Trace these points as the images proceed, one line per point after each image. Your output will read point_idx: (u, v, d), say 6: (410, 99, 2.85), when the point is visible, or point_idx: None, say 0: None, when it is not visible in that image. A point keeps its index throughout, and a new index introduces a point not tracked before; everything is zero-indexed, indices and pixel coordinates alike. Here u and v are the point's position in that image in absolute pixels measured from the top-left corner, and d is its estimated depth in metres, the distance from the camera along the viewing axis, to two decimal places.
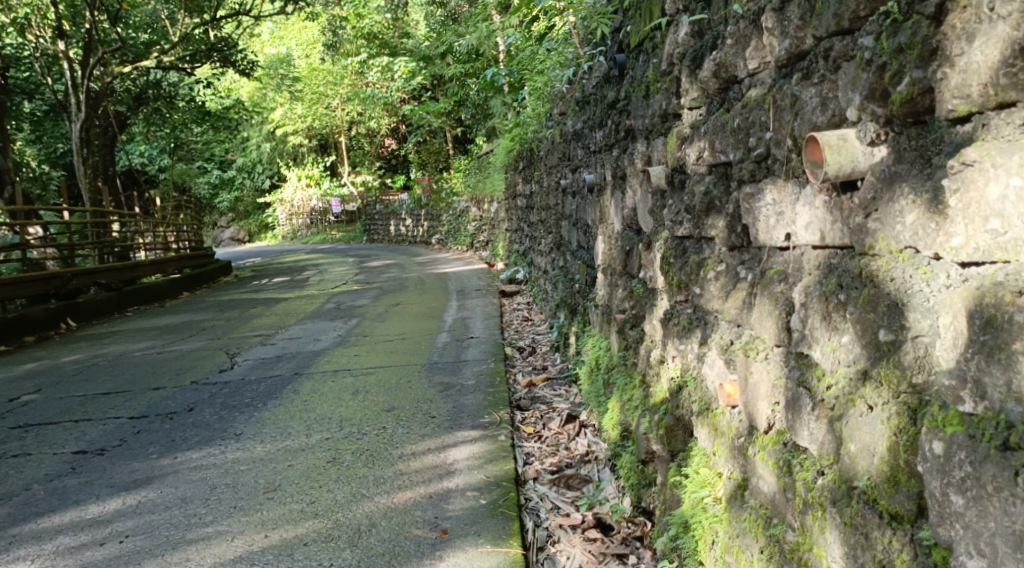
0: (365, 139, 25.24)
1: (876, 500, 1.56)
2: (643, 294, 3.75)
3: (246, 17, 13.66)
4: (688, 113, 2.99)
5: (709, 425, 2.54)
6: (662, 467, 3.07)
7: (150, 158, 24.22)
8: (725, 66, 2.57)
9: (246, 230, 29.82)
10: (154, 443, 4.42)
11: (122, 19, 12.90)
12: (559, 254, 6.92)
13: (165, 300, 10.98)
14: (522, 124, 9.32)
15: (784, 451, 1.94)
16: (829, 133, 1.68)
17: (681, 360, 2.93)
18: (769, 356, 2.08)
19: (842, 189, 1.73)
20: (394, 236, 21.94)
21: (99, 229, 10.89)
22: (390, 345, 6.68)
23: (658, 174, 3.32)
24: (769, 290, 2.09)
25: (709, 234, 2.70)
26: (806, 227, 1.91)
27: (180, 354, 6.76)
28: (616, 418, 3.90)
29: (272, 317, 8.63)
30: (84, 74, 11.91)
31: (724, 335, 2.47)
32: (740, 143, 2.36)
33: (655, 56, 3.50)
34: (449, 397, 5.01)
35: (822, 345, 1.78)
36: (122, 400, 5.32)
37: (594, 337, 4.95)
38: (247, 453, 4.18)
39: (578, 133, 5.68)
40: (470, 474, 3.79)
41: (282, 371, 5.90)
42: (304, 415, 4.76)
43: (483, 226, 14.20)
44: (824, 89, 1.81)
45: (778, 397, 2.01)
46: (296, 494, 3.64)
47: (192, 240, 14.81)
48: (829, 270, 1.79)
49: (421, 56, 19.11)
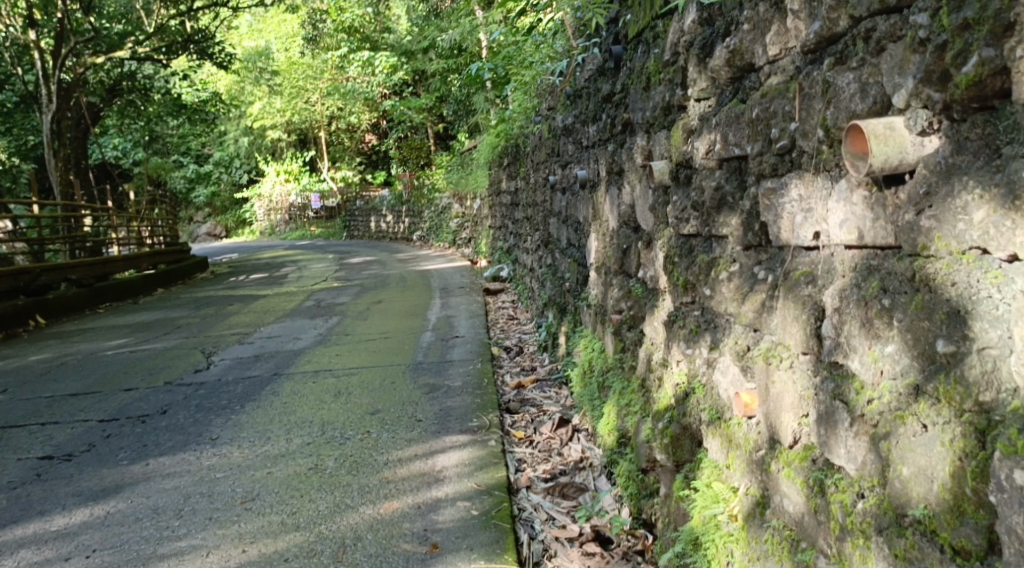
0: (345, 134, 24.96)
1: (935, 531, 1.42)
2: (643, 295, 3.59)
3: (223, 9, 13.40)
4: (696, 104, 2.82)
5: (721, 436, 2.37)
6: (667, 476, 2.91)
7: (124, 152, 23.81)
8: (740, 53, 2.40)
9: (222, 225, 29.39)
10: (124, 448, 4.21)
11: (96, 9, 12.57)
12: (547, 252, 6.75)
13: (138, 297, 10.71)
14: (507, 120, 9.14)
15: (815, 469, 1.78)
16: (874, 120, 1.51)
17: (689, 366, 2.77)
18: (795, 365, 1.92)
19: (885, 184, 1.57)
20: (375, 233, 21.67)
21: (70, 223, 10.60)
22: (372, 345, 6.48)
23: (661, 169, 3.15)
24: (795, 293, 1.93)
25: (720, 232, 2.54)
26: (840, 224, 1.74)
27: (153, 353, 6.53)
28: (613, 423, 3.73)
29: (250, 314, 8.40)
30: (55, 64, 11.61)
31: (740, 340, 2.30)
32: (759, 134, 2.19)
33: (656, 46, 3.33)
34: (436, 400, 4.83)
35: (861, 355, 1.62)
36: (91, 402, 5.10)
37: (586, 338, 4.78)
38: (223, 460, 3.98)
39: (569, 128, 5.50)
40: (461, 482, 3.62)
41: (260, 371, 5.70)
42: (284, 418, 4.57)
43: (466, 222, 14.01)
44: (863, 74, 1.65)
45: (806, 409, 1.85)
46: (276, 504, 3.46)
47: (167, 235, 14.53)
48: (868, 272, 1.63)
49: (403, 51, 18.85)
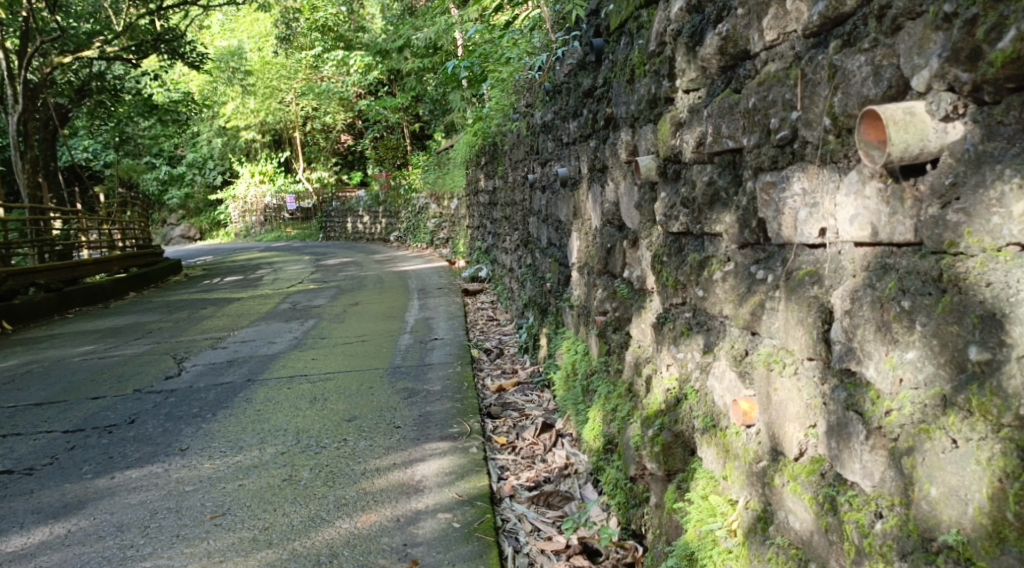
0: (321, 134, 24.63)
1: (971, 560, 1.31)
2: (630, 296, 3.44)
3: (194, 8, 13.15)
4: (685, 96, 2.69)
5: (718, 446, 2.23)
6: (657, 487, 2.76)
7: (94, 153, 23.45)
8: (733, 40, 2.27)
9: (197, 228, 28.90)
10: (88, 461, 4.03)
11: (61, 7, 12.15)
12: (527, 252, 6.62)
13: (110, 300, 10.47)
14: (483, 119, 9.01)
15: (825, 485, 1.65)
16: (892, 106, 1.40)
17: (680, 370, 2.63)
18: (800, 372, 1.78)
19: (902, 175, 1.45)
20: (352, 234, 21.46)
21: (40, 225, 10.34)
22: (349, 349, 6.31)
23: (647, 164, 3.01)
24: (799, 294, 1.79)
25: (713, 229, 2.41)
26: (849, 220, 1.61)
27: (122, 360, 6.31)
28: (600, 429, 3.58)
29: (224, 318, 8.19)
30: (21, 64, 11.32)
31: (737, 343, 2.16)
32: (755, 125, 2.05)
33: (641, 37, 3.21)
34: (415, 405, 4.67)
35: (878, 361, 1.49)
36: (56, 412, 4.91)
37: (569, 339, 4.64)
38: (192, 472, 3.81)
39: (548, 125, 5.37)
40: (442, 492, 3.47)
41: (233, 377, 5.51)
42: (256, 426, 4.39)
43: (442, 222, 13.85)
44: (876, 56, 1.52)
45: (814, 419, 1.71)
46: (247, 519, 3.29)
47: (139, 238, 14.26)
48: (883, 272, 1.50)
49: (378, 51, 18.65)
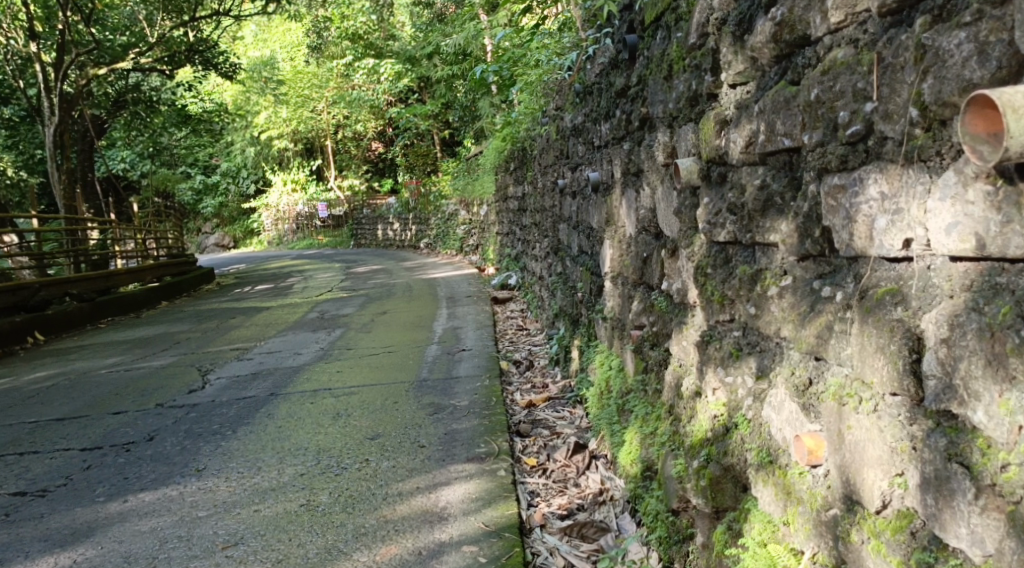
0: (352, 142, 24.83)
1: None
2: (669, 310, 3.18)
3: (227, 17, 13.02)
4: (731, 90, 2.43)
5: (777, 485, 1.96)
6: (703, 523, 2.49)
7: (131, 164, 23.54)
8: (790, 25, 2.01)
9: (231, 236, 28.73)
10: (103, 481, 3.83)
11: (97, 20, 12.26)
12: (557, 260, 6.35)
13: (142, 310, 10.35)
14: (513, 123, 8.77)
15: (917, 547, 1.43)
16: (1008, 90, 1.19)
17: (729, 396, 2.36)
18: (879, 409, 1.52)
19: (1020, 175, 1.25)
20: (383, 241, 21.32)
21: (75, 236, 10.22)
22: (375, 360, 6.07)
23: (689, 167, 2.75)
24: (877, 316, 1.53)
25: (766, 238, 2.15)
26: (945, 230, 1.37)
27: (149, 372, 6.12)
28: (636, 454, 3.31)
29: (252, 328, 8.01)
30: (57, 77, 11.17)
31: (798, 370, 1.88)
32: (818, 120, 1.77)
33: (679, 30, 2.95)
34: (441, 422, 4.42)
35: (990, 404, 1.28)
36: (76, 428, 4.72)
37: (602, 353, 4.37)
38: (207, 495, 3.57)
39: (578, 128, 5.11)
40: (466, 521, 3.22)
41: (255, 391, 5.29)
42: (276, 445, 4.16)
43: (472, 229, 13.62)
44: (981, 31, 1.30)
45: (900, 467, 1.46)
46: (261, 551, 3.06)
47: (174, 247, 14.16)
48: (996, 293, 1.29)
49: (408, 57, 18.50)
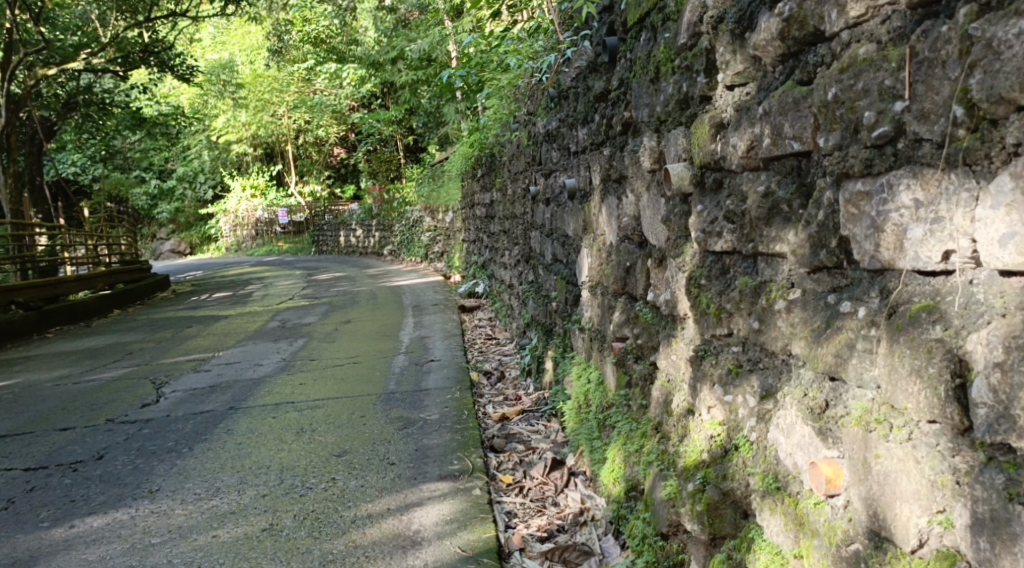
0: (314, 147, 24.45)
1: None
2: (655, 322, 3.03)
3: (183, 18, 12.68)
4: (727, 91, 2.30)
5: (787, 514, 1.82)
6: (697, 549, 2.34)
7: (82, 167, 22.96)
8: (799, 21, 1.87)
9: (187, 242, 28.16)
10: (47, 505, 3.59)
11: (47, 19, 11.86)
12: (528, 268, 6.20)
13: (92, 318, 10.00)
14: (481, 129, 8.59)
15: None
16: None
17: (728, 416, 2.22)
18: (916, 437, 1.42)
19: None
20: (345, 247, 21.02)
21: (22, 241, 9.85)
22: (339, 372, 5.85)
23: (680, 173, 2.60)
24: (911, 336, 1.42)
25: (770, 248, 2.01)
26: (998, 242, 1.29)
27: (99, 385, 5.85)
28: (620, 472, 3.16)
29: (209, 338, 7.73)
30: (4, 77, 10.77)
31: (810, 392, 1.74)
32: (836, 121, 1.63)
33: (666, 30, 2.81)
34: (410, 438, 4.24)
35: None
36: (18, 446, 4.45)
37: (579, 365, 4.21)
38: (162, 520, 3.36)
39: (553, 133, 4.95)
40: (441, 546, 3.04)
41: (213, 405, 5.05)
42: (236, 463, 3.95)
43: (438, 236, 13.40)
44: None
45: (942, 504, 1.38)
46: None
47: (128, 253, 13.77)
48: None
49: (371, 63, 18.22)
